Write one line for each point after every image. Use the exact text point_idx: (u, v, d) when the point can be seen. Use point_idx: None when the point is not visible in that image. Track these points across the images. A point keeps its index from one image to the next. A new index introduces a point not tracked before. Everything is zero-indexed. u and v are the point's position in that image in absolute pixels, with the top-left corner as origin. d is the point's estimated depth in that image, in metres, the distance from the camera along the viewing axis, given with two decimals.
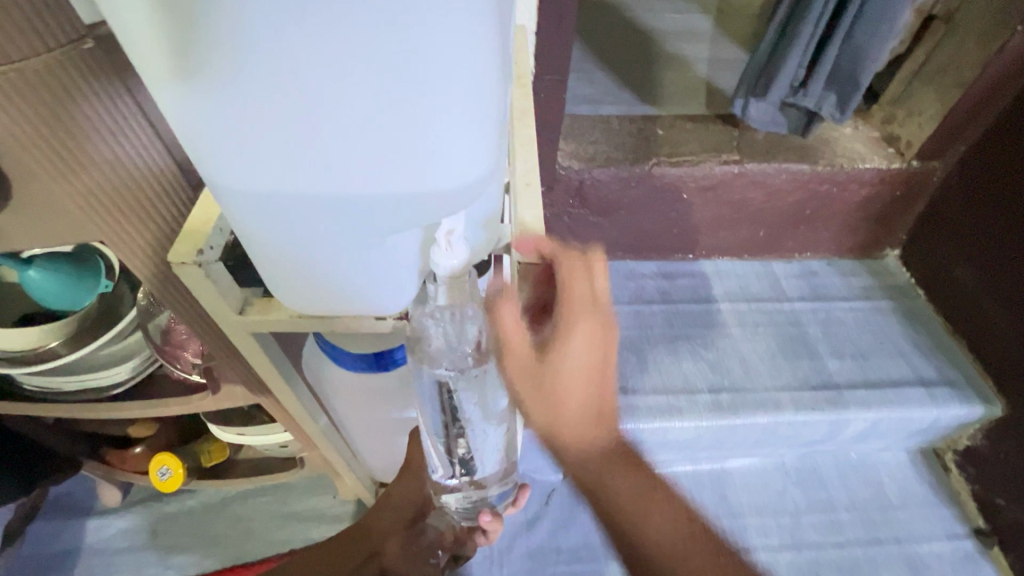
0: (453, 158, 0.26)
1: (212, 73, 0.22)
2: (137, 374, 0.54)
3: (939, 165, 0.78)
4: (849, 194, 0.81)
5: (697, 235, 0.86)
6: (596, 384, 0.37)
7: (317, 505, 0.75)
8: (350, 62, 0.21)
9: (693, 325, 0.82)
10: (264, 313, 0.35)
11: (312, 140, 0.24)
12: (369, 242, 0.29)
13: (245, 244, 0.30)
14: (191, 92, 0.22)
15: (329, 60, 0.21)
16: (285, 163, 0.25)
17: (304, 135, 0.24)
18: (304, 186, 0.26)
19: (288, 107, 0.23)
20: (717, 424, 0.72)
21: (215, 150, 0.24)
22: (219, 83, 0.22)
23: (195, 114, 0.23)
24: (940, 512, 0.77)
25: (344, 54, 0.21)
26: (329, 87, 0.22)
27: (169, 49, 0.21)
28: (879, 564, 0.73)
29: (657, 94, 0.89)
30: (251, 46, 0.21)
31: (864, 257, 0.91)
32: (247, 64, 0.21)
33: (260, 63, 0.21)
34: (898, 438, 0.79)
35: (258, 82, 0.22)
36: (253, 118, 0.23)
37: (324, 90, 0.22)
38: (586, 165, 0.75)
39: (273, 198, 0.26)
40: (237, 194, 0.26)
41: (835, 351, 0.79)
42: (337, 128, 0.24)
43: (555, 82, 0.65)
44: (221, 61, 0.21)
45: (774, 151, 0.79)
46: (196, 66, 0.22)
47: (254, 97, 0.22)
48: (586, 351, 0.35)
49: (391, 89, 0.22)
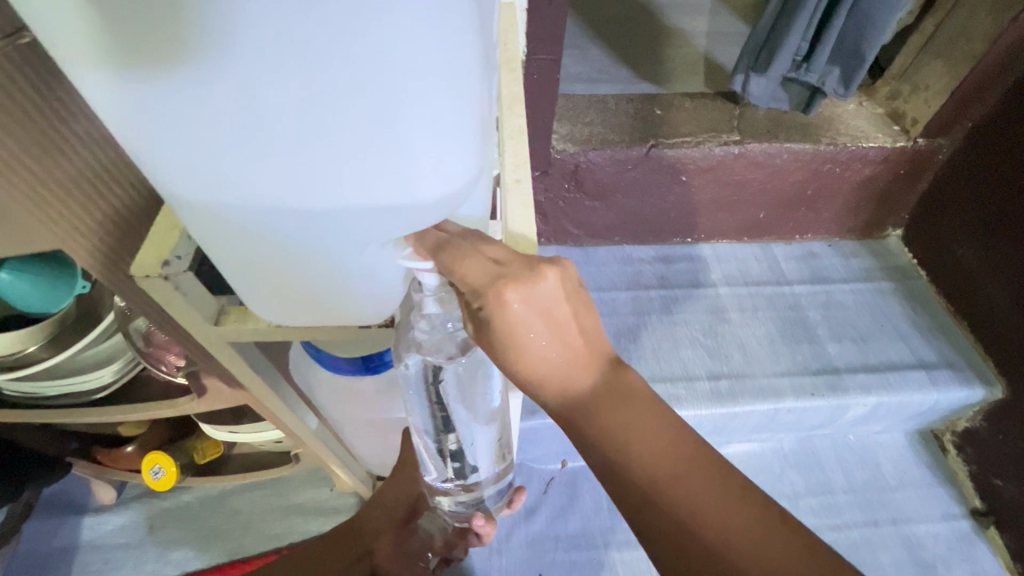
0: (436, 163, 0.24)
1: (169, 81, 0.20)
2: (121, 375, 0.53)
3: (944, 142, 0.75)
4: (853, 174, 0.79)
5: (695, 218, 0.84)
6: (548, 344, 0.29)
7: (314, 498, 0.75)
8: (320, 67, 0.20)
9: (692, 311, 0.81)
10: (241, 323, 0.33)
11: (282, 150, 0.22)
12: (348, 253, 0.27)
13: (216, 256, 0.28)
14: (134, 94, 0.20)
15: (298, 65, 0.20)
16: (255, 172, 0.23)
17: (274, 145, 0.22)
18: (276, 196, 0.24)
19: (255, 114, 0.21)
20: (716, 411, 0.72)
21: (171, 155, 0.23)
22: (172, 89, 0.20)
23: (142, 117, 0.21)
24: (937, 494, 0.78)
25: (314, 58, 0.19)
26: (299, 93, 0.20)
27: (105, 47, 0.19)
28: (876, 546, 0.73)
29: (655, 70, 0.86)
30: (212, 50, 0.19)
31: (866, 237, 0.89)
32: (198, 61, 0.19)
33: (221, 68, 0.20)
34: (898, 420, 0.78)
35: (221, 87, 0.20)
36: (217, 126, 0.21)
37: (285, 90, 0.20)
38: (581, 148, 0.72)
39: (237, 205, 0.24)
40: (201, 205, 0.25)
41: (835, 335, 0.78)
42: (309, 136, 0.22)
43: (548, 62, 0.62)
44: (177, 65, 0.19)
45: (775, 130, 0.76)
46: (138, 65, 0.19)
47: (218, 104, 0.21)
48: (518, 320, 0.28)
49: (366, 94, 0.21)
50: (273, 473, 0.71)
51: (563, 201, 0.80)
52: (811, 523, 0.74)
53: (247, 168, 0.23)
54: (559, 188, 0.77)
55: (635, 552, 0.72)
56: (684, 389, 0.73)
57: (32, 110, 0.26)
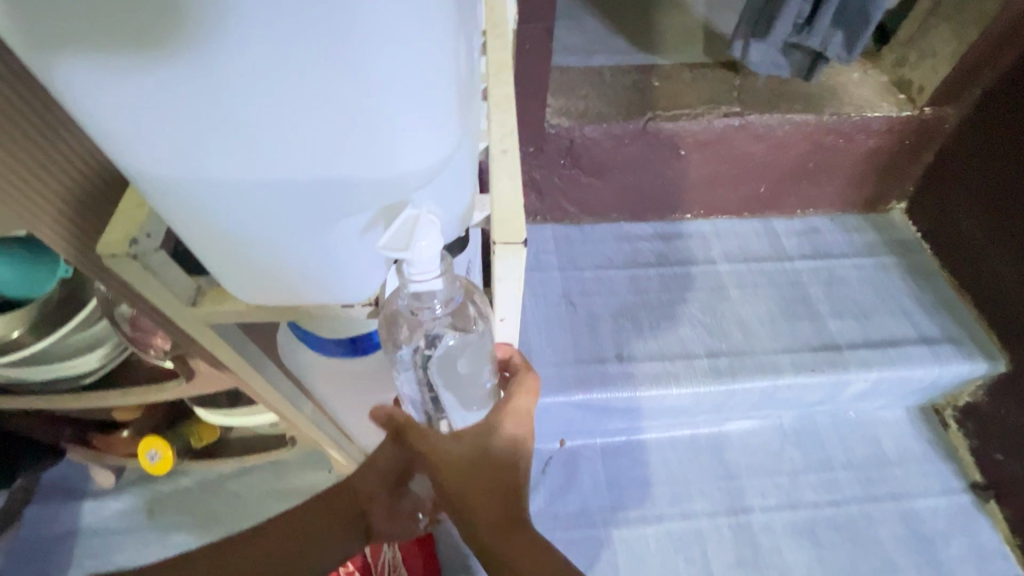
0: (415, 137, 0.23)
1: (125, 54, 0.19)
2: (110, 360, 0.52)
3: (952, 111, 0.73)
4: (856, 145, 0.77)
5: (694, 193, 0.82)
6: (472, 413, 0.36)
7: (313, 480, 0.75)
8: (286, 38, 0.18)
9: (690, 289, 0.79)
10: (217, 305, 0.32)
11: (251, 128, 0.21)
12: (327, 232, 0.26)
13: (190, 239, 0.27)
14: (82, 66, 0.19)
15: (258, 37, 0.18)
16: (224, 152, 0.22)
17: (243, 123, 0.21)
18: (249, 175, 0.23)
19: (220, 91, 0.20)
20: (715, 389, 0.71)
21: (128, 133, 0.21)
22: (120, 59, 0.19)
23: (91, 90, 0.20)
24: (937, 468, 0.77)
25: (280, 27, 0.18)
26: (265, 68, 0.19)
27: (44, 15, 0.17)
28: (875, 521, 0.73)
29: (653, 40, 0.83)
30: (169, 21, 0.18)
31: (869, 211, 0.87)
32: (144, 27, 0.18)
33: (179, 41, 0.18)
34: (899, 396, 0.78)
35: (181, 60, 0.19)
36: (181, 104, 0.20)
37: (241, 57, 0.19)
38: (576, 122, 0.70)
39: (204, 182, 0.23)
40: (165, 184, 0.23)
41: (836, 311, 0.77)
42: (280, 113, 0.21)
43: (540, 31, 0.59)
44: (132, 37, 0.18)
45: (777, 100, 0.74)
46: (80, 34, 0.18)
47: (178, 82, 0.19)
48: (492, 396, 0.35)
49: (336, 66, 0.19)
50: (270, 456, 0.71)
51: (558, 178, 0.78)
52: (810, 500, 0.74)
53: (215, 149, 0.22)
54: (554, 164, 0.75)
55: (634, 529, 0.72)
56: (683, 367, 0.72)
57: None
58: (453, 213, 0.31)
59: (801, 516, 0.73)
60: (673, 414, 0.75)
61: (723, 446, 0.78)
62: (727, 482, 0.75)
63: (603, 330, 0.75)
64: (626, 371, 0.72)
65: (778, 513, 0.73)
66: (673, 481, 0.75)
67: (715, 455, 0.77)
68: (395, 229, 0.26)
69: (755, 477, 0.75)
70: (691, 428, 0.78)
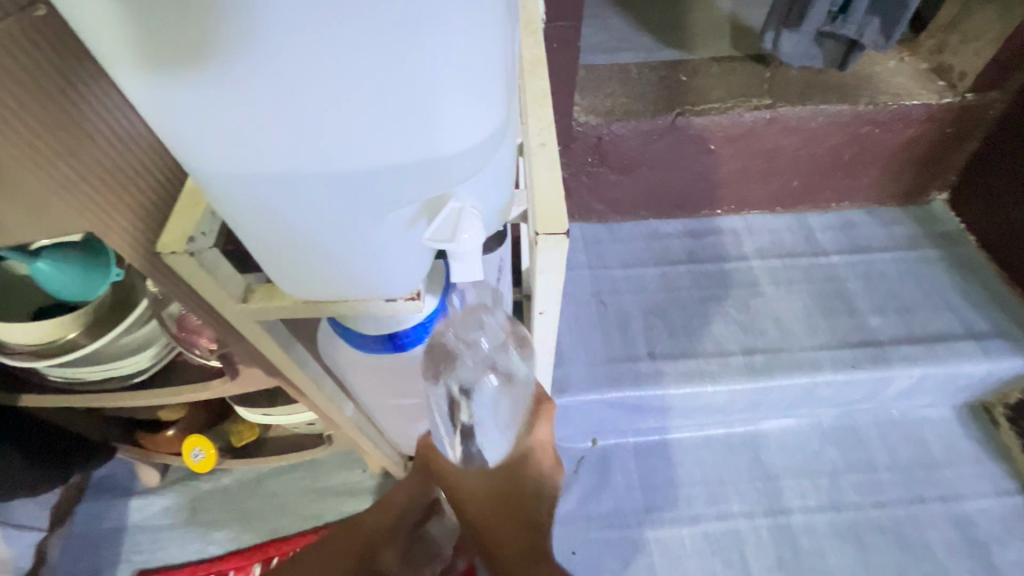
0: (462, 129, 0.24)
1: (202, 59, 0.20)
2: (157, 361, 0.54)
3: (997, 96, 0.70)
4: (894, 135, 0.75)
5: (724, 189, 0.81)
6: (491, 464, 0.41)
7: (348, 479, 0.76)
8: (348, 34, 0.20)
9: (722, 285, 0.78)
10: (266, 302, 0.33)
11: (312, 125, 0.22)
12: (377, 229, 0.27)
13: (246, 237, 0.28)
14: (157, 72, 0.21)
15: (317, 31, 0.19)
16: (283, 148, 0.23)
17: (305, 120, 0.22)
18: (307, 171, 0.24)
19: (285, 90, 0.21)
20: (751, 387, 0.70)
21: (196, 134, 0.23)
22: (191, 61, 0.20)
23: (165, 94, 0.21)
24: (988, 469, 0.74)
25: (345, 25, 0.19)
26: (323, 62, 0.20)
27: (126, 25, 0.19)
28: (923, 523, 0.70)
29: (679, 36, 0.82)
30: (246, 25, 0.19)
31: (909, 203, 0.84)
32: (214, 30, 0.19)
33: (245, 40, 0.20)
34: (945, 393, 0.75)
35: (253, 62, 0.20)
36: (249, 103, 0.21)
37: (302, 53, 0.20)
38: (604, 120, 0.70)
39: (263, 178, 0.24)
40: (227, 182, 0.25)
41: (877, 306, 0.75)
42: (337, 107, 0.22)
43: (567, 29, 0.60)
44: (202, 41, 0.20)
45: (810, 91, 0.72)
46: (158, 40, 0.19)
47: (243, 80, 0.21)
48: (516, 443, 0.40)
49: (392, 61, 0.21)
50: (307, 455, 0.72)
51: (586, 176, 0.77)
52: (853, 501, 0.72)
53: (276, 145, 0.23)
54: (581, 162, 0.75)
55: (669, 530, 0.71)
56: (717, 364, 0.71)
57: (53, 91, 0.26)
58: (493, 206, 0.31)
59: (843, 518, 0.71)
60: (707, 413, 0.73)
61: (760, 446, 0.76)
62: (765, 483, 0.73)
63: (634, 328, 0.74)
64: (658, 369, 0.71)
65: (819, 514, 0.71)
66: (708, 481, 0.74)
67: (752, 455, 0.75)
68: (438, 224, 0.27)
69: (794, 478, 0.73)
70: (725, 427, 0.77)
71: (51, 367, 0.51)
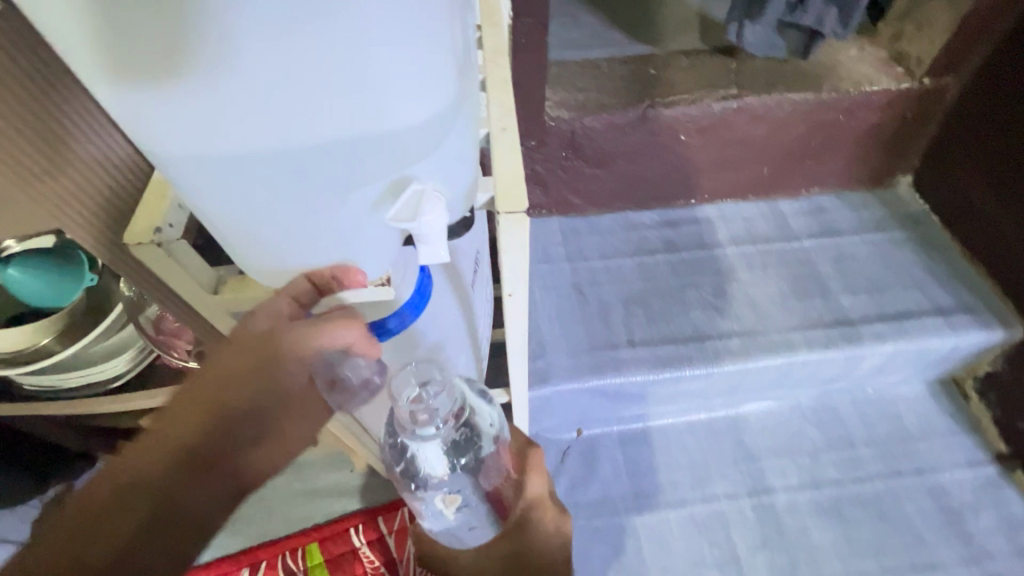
0: (413, 106, 0.25)
1: (161, 55, 0.21)
2: (135, 365, 0.54)
3: (952, 80, 0.73)
4: (857, 121, 0.77)
5: (697, 179, 0.82)
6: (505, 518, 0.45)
7: (335, 480, 0.76)
8: (297, 20, 0.21)
9: (699, 273, 0.80)
10: (237, 292, 0.34)
11: (269, 113, 0.24)
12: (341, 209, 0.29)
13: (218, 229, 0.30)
14: (123, 75, 0.22)
15: (274, 30, 0.21)
16: (249, 140, 0.25)
17: (262, 109, 0.24)
18: (271, 156, 0.25)
19: (240, 82, 0.23)
20: (729, 370, 0.71)
21: (165, 133, 0.24)
22: (156, 63, 0.22)
23: (131, 95, 0.23)
24: (961, 441, 0.76)
25: (294, 12, 0.21)
26: (281, 56, 0.22)
27: (92, 32, 0.21)
28: (900, 496, 0.72)
29: (647, 30, 0.84)
30: (206, 29, 0.21)
31: (875, 186, 0.87)
32: (175, 34, 0.21)
33: (206, 42, 0.21)
34: (917, 369, 0.77)
35: (208, 56, 0.22)
36: (206, 97, 0.23)
37: (260, 51, 0.22)
38: (576, 113, 0.71)
39: (231, 171, 0.26)
40: (197, 177, 0.26)
41: (848, 287, 0.77)
42: (297, 99, 0.24)
43: (535, 25, 0.61)
44: (166, 45, 0.21)
45: (775, 80, 0.74)
46: (122, 45, 0.21)
47: (207, 79, 0.22)
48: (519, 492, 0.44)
49: (341, 42, 0.22)
50: None
51: (561, 170, 0.78)
52: (833, 478, 0.74)
53: (242, 138, 0.25)
54: (556, 157, 0.76)
55: (656, 514, 0.72)
56: (696, 349, 0.72)
57: (12, 89, 0.26)
58: (459, 190, 0.32)
59: (824, 495, 0.72)
60: (688, 398, 0.75)
61: (741, 428, 0.78)
62: (747, 464, 0.75)
63: (614, 318, 0.76)
64: (639, 357, 0.72)
65: (800, 492, 0.73)
66: (692, 465, 0.75)
67: (733, 437, 0.77)
68: (401, 203, 0.29)
69: (776, 457, 0.75)
70: (707, 412, 0.78)
71: (26, 375, 0.50)
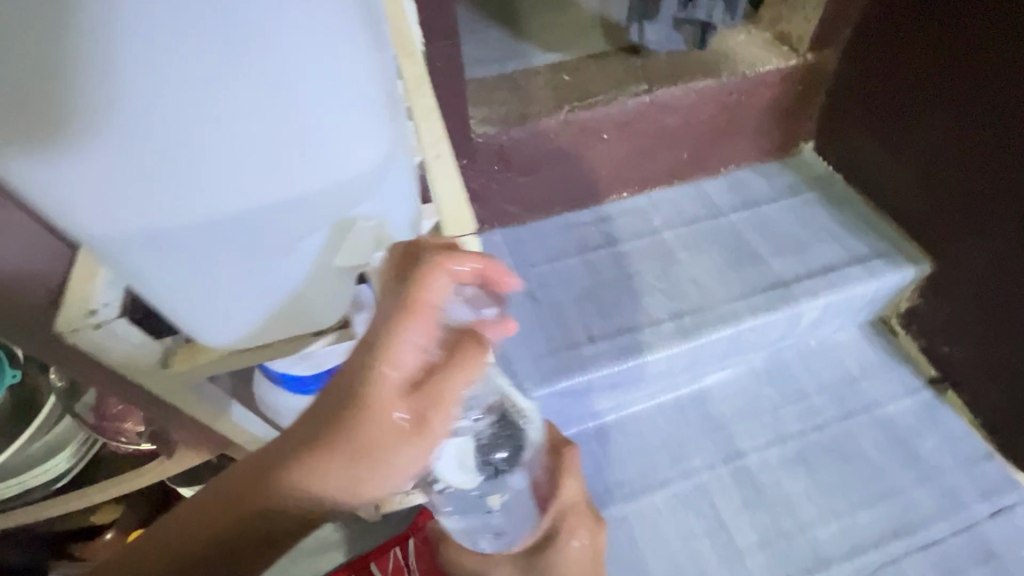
0: (355, 144, 0.26)
1: (72, 130, 0.21)
2: (78, 460, 0.50)
3: (830, 53, 0.81)
4: (757, 99, 0.83)
5: (624, 172, 0.86)
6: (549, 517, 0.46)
7: (319, 534, 0.73)
8: (220, 75, 0.22)
9: (642, 260, 0.83)
10: (188, 361, 0.34)
11: (195, 175, 0.24)
12: (303, 255, 0.29)
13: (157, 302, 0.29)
14: (32, 160, 0.21)
15: (194, 88, 0.22)
16: (178, 205, 0.24)
17: (188, 171, 0.23)
18: (207, 216, 0.25)
19: (165, 149, 0.22)
20: (685, 347, 0.75)
21: (84, 211, 0.23)
22: (65, 141, 0.21)
23: (44, 178, 0.22)
24: (896, 373, 0.84)
25: (208, 68, 0.21)
26: (204, 114, 0.22)
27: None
28: (856, 435, 0.78)
29: (554, 39, 0.87)
30: (117, 97, 0.21)
31: (784, 155, 0.94)
32: (85, 108, 0.20)
33: (121, 112, 0.21)
34: (848, 315, 0.84)
35: (124, 124, 0.21)
36: (128, 168, 0.22)
37: (182, 113, 0.22)
38: (501, 127, 0.73)
39: (164, 240, 0.25)
40: (126, 255, 0.26)
41: (776, 251, 0.82)
42: (226, 155, 0.24)
43: (448, 47, 0.62)
44: (75, 120, 0.21)
45: (679, 72, 0.79)
46: (27, 127, 0.20)
47: (124, 149, 0.22)
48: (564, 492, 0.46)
49: (263, 93, 0.23)
50: None
51: (496, 183, 0.80)
52: (795, 430, 0.78)
53: (171, 205, 0.24)
54: (489, 171, 0.77)
55: (643, 500, 0.74)
56: (652, 333, 0.75)
57: None
58: (405, 222, 0.32)
59: (790, 447, 0.77)
60: (653, 380, 0.78)
61: (706, 400, 0.81)
62: (718, 433, 0.78)
63: (571, 317, 0.77)
64: (601, 350, 0.74)
65: (769, 450, 0.77)
66: (668, 445, 0.78)
67: (701, 410, 0.80)
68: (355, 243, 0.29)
69: (742, 421, 0.79)
70: (673, 391, 0.81)
71: None
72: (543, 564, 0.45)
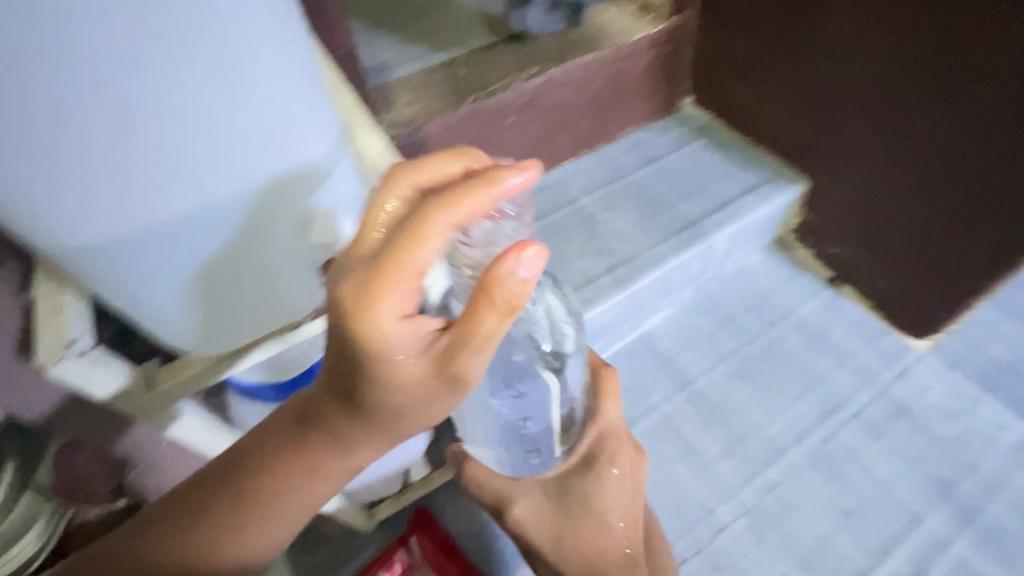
0: (306, 141, 0.36)
1: (97, 136, 0.29)
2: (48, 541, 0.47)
3: (689, 15, 0.91)
4: (636, 65, 0.92)
5: (535, 151, 0.92)
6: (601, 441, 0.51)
7: (319, 559, 0.72)
8: (212, 93, 0.31)
9: (569, 227, 0.89)
10: (174, 376, 0.40)
11: (191, 170, 0.32)
12: (275, 243, 0.38)
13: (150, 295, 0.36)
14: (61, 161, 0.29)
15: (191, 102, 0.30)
16: (174, 195, 0.32)
17: (185, 167, 0.32)
18: (196, 203, 0.33)
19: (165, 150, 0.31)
20: (624, 295, 0.82)
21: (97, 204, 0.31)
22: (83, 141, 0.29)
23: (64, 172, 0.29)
24: (801, 281, 0.96)
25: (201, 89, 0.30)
26: (197, 121, 0.31)
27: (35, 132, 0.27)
28: (781, 339, 0.89)
29: (443, 38, 0.91)
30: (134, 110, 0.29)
31: (669, 112, 1.04)
32: (104, 118, 0.28)
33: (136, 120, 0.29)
34: (752, 239, 0.95)
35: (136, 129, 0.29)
36: (139, 165, 0.30)
37: (182, 121, 0.31)
38: (412, 126, 0.76)
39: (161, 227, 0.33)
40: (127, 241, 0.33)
41: (682, 195, 0.92)
42: (214, 155, 0.32)
43: (347, 56, 0.64)
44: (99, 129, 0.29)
45: (564, 50, 0.86)
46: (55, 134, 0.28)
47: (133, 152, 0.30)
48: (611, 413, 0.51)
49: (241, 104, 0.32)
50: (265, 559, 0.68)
51: None
52: (732, 348, 0.88)
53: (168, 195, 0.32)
54: None
55: None
56: (592, 291, 0.81)
57: None
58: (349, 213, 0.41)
59: (731, 363, 0.86)
60: (603, 333, 0.84)
61: (652, 340, 0.89)
62: (668, 367, 0.86)
63: None
64: None
65: (715, 370, 0.86)
66: (628, 388, 0.84)
67: (650, 351, 0.88)
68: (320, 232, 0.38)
69: (686, 352, 0.87)
70: (623, 340, 0.88)
71: None
72: (581, 486, 0.51)
